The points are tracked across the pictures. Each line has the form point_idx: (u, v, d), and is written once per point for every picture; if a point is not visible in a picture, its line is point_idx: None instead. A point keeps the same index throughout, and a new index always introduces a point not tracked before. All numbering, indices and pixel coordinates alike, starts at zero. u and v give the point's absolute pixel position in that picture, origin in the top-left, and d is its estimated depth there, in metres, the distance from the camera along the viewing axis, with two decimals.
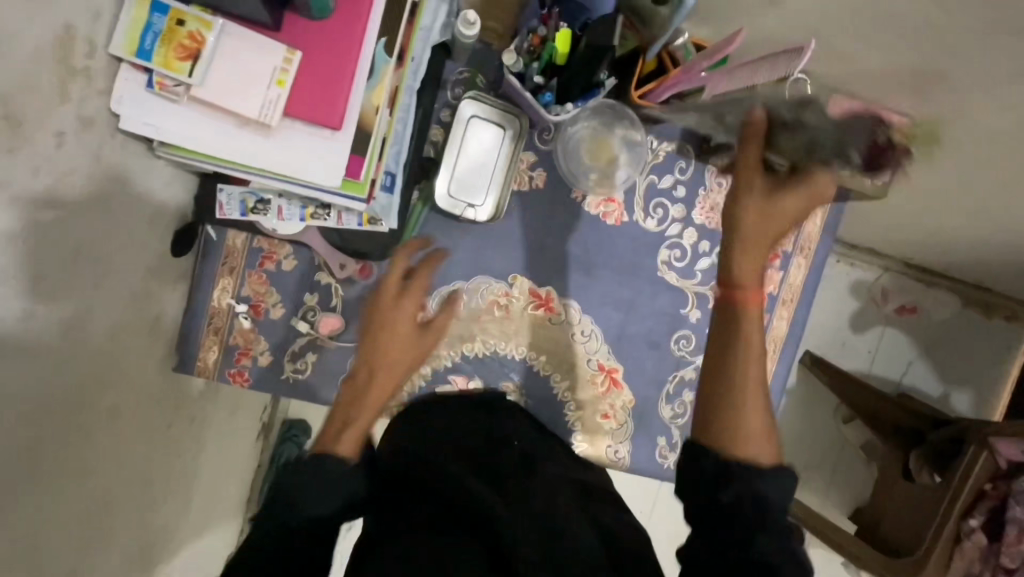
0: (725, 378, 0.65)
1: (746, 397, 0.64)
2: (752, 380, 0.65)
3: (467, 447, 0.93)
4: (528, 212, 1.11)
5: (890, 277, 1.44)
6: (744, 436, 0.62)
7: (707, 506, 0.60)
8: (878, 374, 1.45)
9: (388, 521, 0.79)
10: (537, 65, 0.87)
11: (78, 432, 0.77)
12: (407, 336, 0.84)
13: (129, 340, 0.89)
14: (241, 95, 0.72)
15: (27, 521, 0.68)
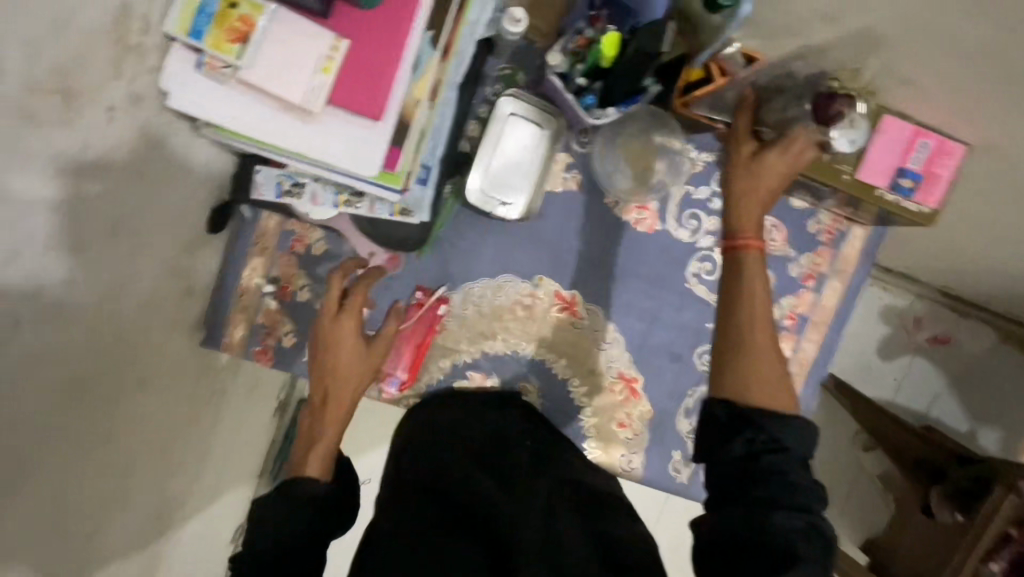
0: (733, 333, 0.74)
1: (754, 343, 0.72)
2: (753, 317, 0.74)
3: (468, 442, 0.94)
4: (559, 213, 1.10)
5: (924, 305, 1.38)
6: (759, 378, 0.70)
7: (724, 459, 0.66)
8: (902, 404, 1.40)
9: (391, 520, 0.80)
10: (582, 66, 0.85)
11: (103, 399, 0.79)
12: (351, 352, 0.94)
13: (161, 313, 0.91)
14: (286, 79, 0.72)
15: (50, 482, 0.71)
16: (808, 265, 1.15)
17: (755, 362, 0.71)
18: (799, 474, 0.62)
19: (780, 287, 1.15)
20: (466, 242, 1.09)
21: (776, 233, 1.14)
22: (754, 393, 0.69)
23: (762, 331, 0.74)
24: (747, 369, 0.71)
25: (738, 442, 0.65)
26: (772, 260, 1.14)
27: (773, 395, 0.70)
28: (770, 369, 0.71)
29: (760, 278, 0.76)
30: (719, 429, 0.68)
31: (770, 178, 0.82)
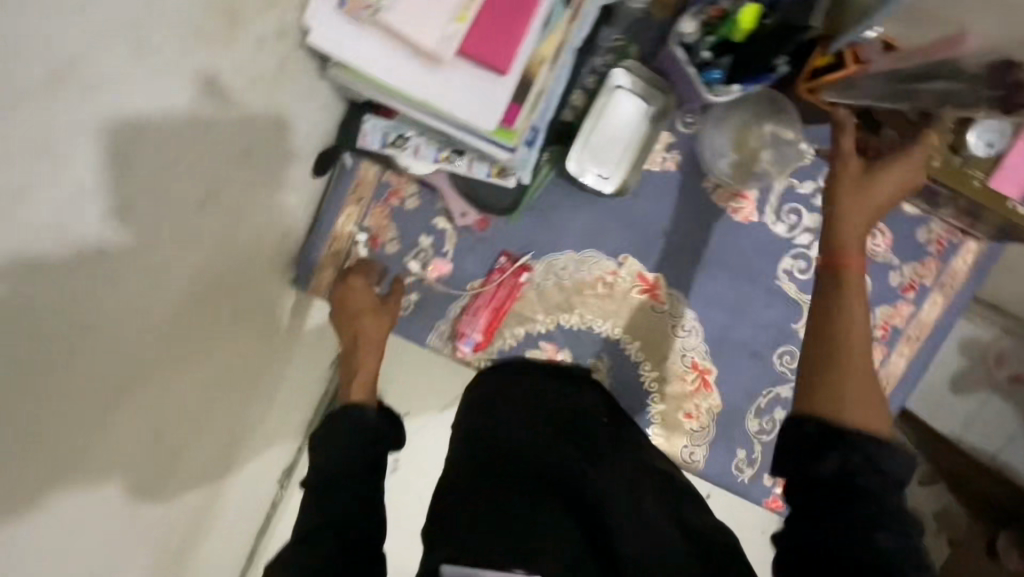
0: (834, 352, 0.67)
1: (854, 373, 0.66)
2: (858, 336, 0.68)
3: (542, 408, 0.93)
4: (652, 193, 1.08)
5: (1011, 341, 1.31)
6: (853, 397, 0.64)
7: (811, 478, 0.60)
8: (971, 441, 1.34)
9: (473, 475, 0.82)
10: (711, 39, 0.85)
11: (213, 322, 0.86)
12: (366, 307, 1.05)
13: (264, 246, 0.96)
14: (424, 24, 0.73)
15: (164, 389, 0.77)
16: (911, 275, 1.08)
17: (851, 380, 0.65)
18: (895, 496, 0.57)
19: (876, 295, 1.09)
20: (556, 214, 1.09)
21: (881, 238, 1.08)
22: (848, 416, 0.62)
23: (861, 348, 0.67)
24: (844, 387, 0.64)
25: (831, 461, 0.59)
26: (872, 266, 1.09)
27: (874, 414, 0.63)
28: (867, 390, 0.64)
29: (859, 296, 0.70)
30: (811, 441, 0.62)
31: (886, 191, 0.77)
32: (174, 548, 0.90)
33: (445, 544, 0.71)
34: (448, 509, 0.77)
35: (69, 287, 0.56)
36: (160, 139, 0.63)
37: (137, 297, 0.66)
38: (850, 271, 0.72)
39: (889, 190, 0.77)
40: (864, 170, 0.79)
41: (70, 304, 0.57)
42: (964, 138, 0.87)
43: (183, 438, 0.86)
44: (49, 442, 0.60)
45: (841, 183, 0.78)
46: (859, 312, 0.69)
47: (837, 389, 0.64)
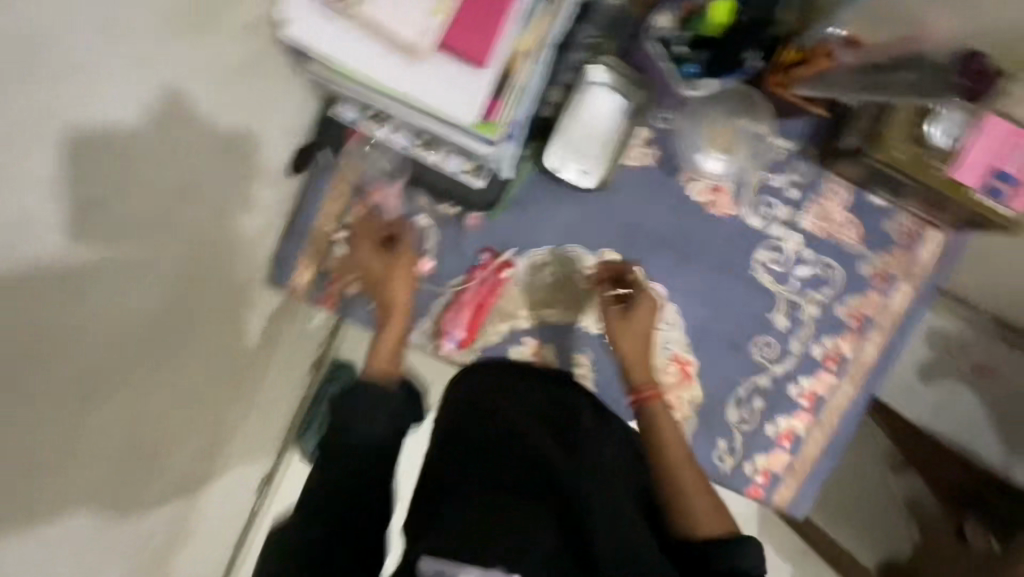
0: (668, 480, 0.87)
1: (684, 483, 0.86)
2: (676, 454, 0.90)
3: (526, 402, 0.91)
4: (631, 189, 1.10)
5: (975, 332, 1.38)
6: (694, 509, 0.82)
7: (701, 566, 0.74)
8: (944, 429, 1.40)
9: (455, 467, 0.82)
10: (687, 34, 0.88)
11: (191, 322, 0.84)
12: (382, 273, 1.00)
13: (241, 245, 0.94)
14: (403, 19, 0.75)
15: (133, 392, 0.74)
16: (881, 265, 1.12)
17: (693, 496, 0.84)
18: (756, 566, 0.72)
19: (848, 285, 1.13)
20: (538, 209, 1.10)
21: (851, 230, 1.11)
22: (702, 525, 0.80)
23: (680, 466, 0.88)
24: (687, 501, 0.83)
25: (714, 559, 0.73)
26: (845, 256, 1.12)
27: (718, 514, 0.82)
28: (704, 501, 0.83)
29: (671, 426, 0.93)
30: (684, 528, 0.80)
31: (645, 316, 0.99)
32: (150, 560, 0.87)
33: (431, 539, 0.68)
34: (432, 509, 0.76)
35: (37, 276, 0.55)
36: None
37: (110, 290, 0.65)
38: (659, 403, 0.96)
39: (646, 319, 0.99)
40: (626, 312, 1.00)
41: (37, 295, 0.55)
42: (925, 130, 0.91)
43: (163, 446, 0.84)
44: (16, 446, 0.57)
45: (616, 334, 0.99)
46: (676, 443, 0.91)
47: (683, 505, 0.83)
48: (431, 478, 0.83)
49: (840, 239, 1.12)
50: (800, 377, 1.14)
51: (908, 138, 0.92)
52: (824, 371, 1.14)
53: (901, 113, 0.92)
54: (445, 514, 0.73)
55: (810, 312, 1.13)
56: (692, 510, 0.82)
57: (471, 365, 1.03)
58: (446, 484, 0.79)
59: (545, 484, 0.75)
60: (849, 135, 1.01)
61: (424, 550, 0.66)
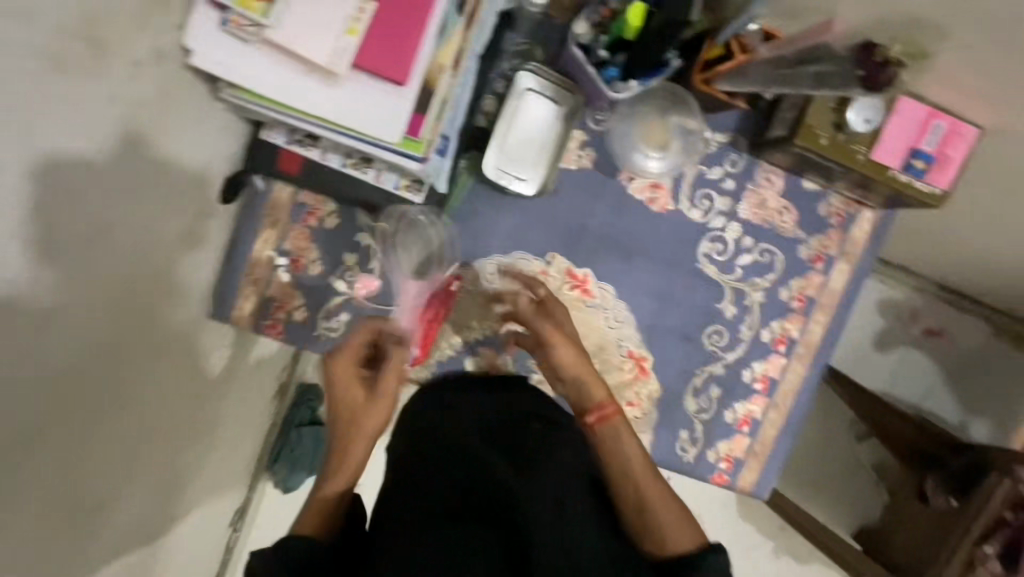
0: (632, 495, 0.81)
1: (648, 495, 0.81)
2: (636, 465, 0.84)
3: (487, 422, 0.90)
4: (573, 191, 1.10)
5: (921, 299, 1.43)
6: (662, 521, 0.78)
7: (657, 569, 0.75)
8: (898, 394, 1.46)
9: (410, 485, 0.82)
10: (605, 38, 0.89)
11: (123, 366, 0.81)
12: (358, 405, 0.84)
13: (174, 282, 0.90)
14: (313, 41, 0.72)
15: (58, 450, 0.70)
16: (818, 247, 1.15)
17: (657, 511, 0.79)
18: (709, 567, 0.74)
19: (790, 268, 1.16)
20: (482, 218, 1.10)
21: (788, 215, 1.14)
22: (669, 539, 0.76)
23: (643, 475, 0.83)
24: (647, 515, 0.79)
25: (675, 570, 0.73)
26: (783, 241, 1.15)
27: (684, 523, 0.78)
28: (670, 511, 0.79)
29: (631, 440, 0.86)
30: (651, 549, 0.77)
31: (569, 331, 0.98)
32: None
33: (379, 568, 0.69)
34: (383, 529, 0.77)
35: None
36: (38, 185, 0.59)
37: (20, 355, 0.61)
38: (618, 417, 0.89)
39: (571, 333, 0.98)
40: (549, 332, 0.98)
41: None
42: (845, 116, 0.93)
43: (107, 494, 0.82)
44: None
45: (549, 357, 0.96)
46: (638, 457, 0.85)
47: (647, 523, 0.78)
48: (404, 488, 0.82)
49: (777, 225, 1.14)
50: (751, 361, 1.17)
51: (831, 124, 0.95)
52: (775, 354, 1.17)
53: (818, 100, 0.94)
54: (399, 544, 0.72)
55: (756, 298, 1.16)
56: (653, 526, 0.78)
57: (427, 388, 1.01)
58: (408, 506, 0.79)
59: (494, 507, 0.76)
60: (776, 124, 1.04)
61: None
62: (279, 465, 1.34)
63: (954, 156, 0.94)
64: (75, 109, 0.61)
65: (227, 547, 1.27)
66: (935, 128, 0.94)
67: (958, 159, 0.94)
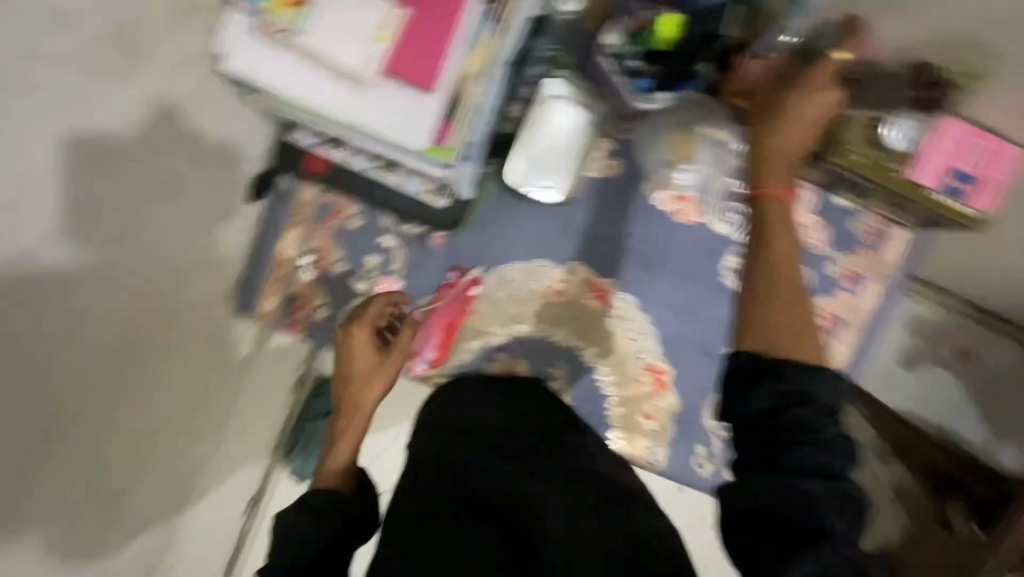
0: (765, 282, 0.73)
1: (778, 297, 0.71)
2: (787, 254, 0.74)
3: (489, 433, 0.87)
4: (599, 199, 1.10)
5: None
6: (789, 325, 0.69)
7: (743, 412, 0.64)
8: None
9: (422, 479, 0.82)
10: (636, 49, 0.93)
11: (146, 360, 0.82)
12: (370, 368, 0.94)
13: (199, 279, 0.92)
14: (342, 47, 0.75)
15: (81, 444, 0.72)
16: (848, 265, 1.13)
17: (782, 310, 0.70)
18: (824, 427, 0.61)
19: (817, 286, 1.13)
20: (505, 225, 1.09)
21: (817, 231, 1.12)
22: (796, 346, 0.66)
23: (787, 275, 0.73)
24: (774, 322, 0.69)
25: (762, 395, 0.63)
26: (811, 258, 1.13)
27: (810, 341, 0.68)
28: (800, 320, 0.69)
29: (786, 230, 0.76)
30: (741, 379, 0.65)
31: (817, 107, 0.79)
32: None
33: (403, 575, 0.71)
34: (404, 520, 0.78)
35: None
36: None
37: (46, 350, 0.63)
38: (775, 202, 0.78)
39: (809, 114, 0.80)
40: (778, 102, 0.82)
41: None
42: (879, 133, 0.91)
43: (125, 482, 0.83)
44: None
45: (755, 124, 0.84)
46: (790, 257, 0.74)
47: (770, 316, 0.69)
48: (421, 485, 0.82)
49: (806, 241, 1.12)
50: None
51: (869, 139, 0.91)
52: None
53: (857, 118, 0.91)
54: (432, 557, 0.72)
55: None
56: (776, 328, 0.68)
57: (437, 388, 1.00)
58: (426, 509, 0.78)
59: (509, 507, 0.77)
60: None
61: None
62: (293, 458, 1.18)
63: (993, 181, 0.90)
64: (88, 109, 0.66)
65: None
66: (978, 147, 0.90)
67: (995, 184, 0.91)
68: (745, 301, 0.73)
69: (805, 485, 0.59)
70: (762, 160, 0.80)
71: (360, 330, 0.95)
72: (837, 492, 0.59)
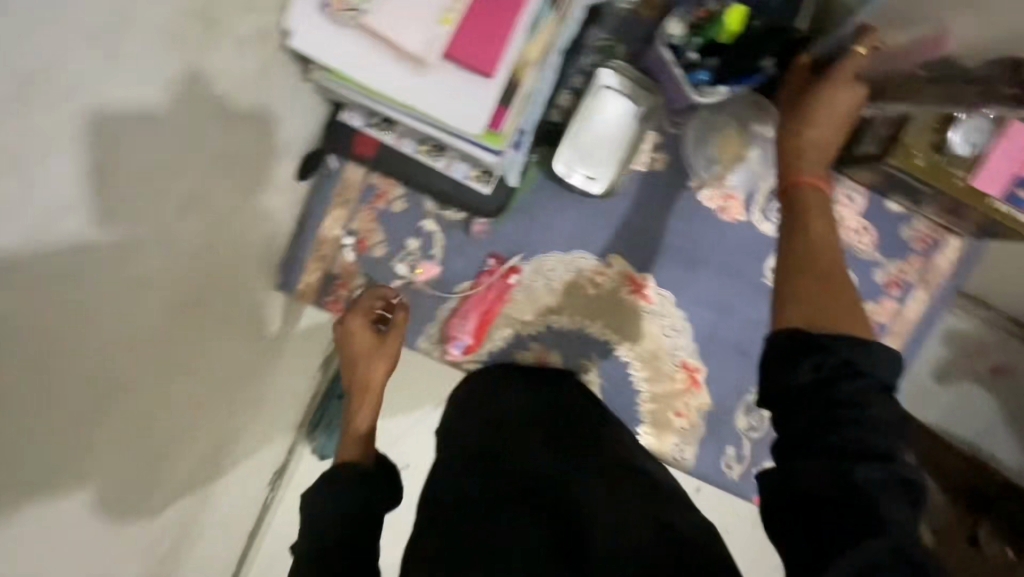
0: (807, 261, 0.68)
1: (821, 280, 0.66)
2: (828, 236, 0.70)
3: (505, 426, 0.89)
4: (644, 193, 1.08)
5: None
6: (832, 304, 0.63)
7: (787, 385, 0.59)
8: None
9: (455, 469, 0.82)
10: (698, 40, 0.90)
11: (200, 327, 0.85)
12: (370, 349, 0.97)
13: (248, 252, 0.94)
14: (408, 29, 0.73)
15: (142, 404, 0.75)
16: (896, 272, 1.10)
17: (825, 290, 0.65)
18: (876, 408, 0.56)
19: (862, 291, 1.10)
20: (547, 214, 1.09)
21: (866, 235, 1.09)
22: (842, 321, 0.61)
23: (829, 257, 0.68)
24: (812, 296, 0.65)
25: (805, 371, 0.59)
26: (859, 263, 1.10)
27: (857, 320, 0.63)
28: (846, 298, 0.64)
29: (825, 216, 0.72)
30: (777, 366, 0.61)
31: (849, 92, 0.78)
32: (163, 559, 0.89)
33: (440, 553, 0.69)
34: (437, 509, 0.77)
35: (63, 288, 0.57)
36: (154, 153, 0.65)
37: (122, 308, 0.66)
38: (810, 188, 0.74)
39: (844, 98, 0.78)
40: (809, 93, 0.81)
41: (60, 309, 0.57)
42: (946, 138, 0.88)
43: (167, 448, 0.84)
44: (33, 458, 0.59)
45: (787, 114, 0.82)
46: (826, 236, 0.71)
47: (810, 295, 0.65)
48: (452, 475, 0.81)
49: (853, 245, 1.10)
50: None
51: (929, 143, 0.89)
52: None
53: (920, 120, 0.88)
54: (472, 535, 0.70)
55: None
56: (815, 303, 0.64)
57: (461, 387, 1.00)
58: (462, 494, 0.77)
59: (546, 492, 0.75)
60: (870, 141, 0.97)
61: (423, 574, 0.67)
62: (317, 434, 1.25)
63: None
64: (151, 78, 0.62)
65: (263, 504, 1.23)
66: None
67: None
68: (784, 281, 0.68)
69: (860, 474, 0.54)
70: (792, 147, 0.78)
71: (355, 314, 0.99)
72: (894, 478, 0.54)
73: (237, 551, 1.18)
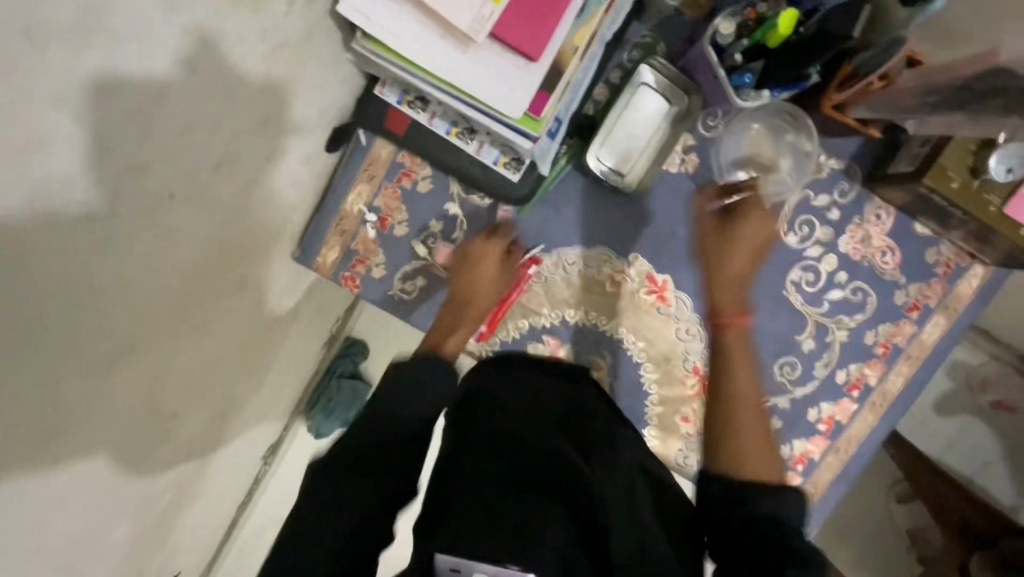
0: (724, 409, 0.69)
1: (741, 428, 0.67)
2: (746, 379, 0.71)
3: (525, 415, 0.85)
4: (672, 193, 1.08)
5: None
6: (748, 453, 0.65)
7: (725, 526, 0.60)
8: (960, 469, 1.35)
9: (464, 453, 0.79)
10: (745, 42, 0.90)
11: (220, 286, 0.84)
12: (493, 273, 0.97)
13: (274, 217, 0.94)
14: (457, 6, 0.72)
15: (159, 357, 0.75)
16: (917, 295, 1.09)
17: (744, 438, 0.67)
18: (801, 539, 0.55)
19: (880, 311, 1.09)
20: (572, 207, 1.09)
21: (891, 255, 1.09)
22: (754, 473, 0.63)
23: (749, 402, 0.70)
24: (735, 448, 0.66)
25: (739, 512, 0.60)
26: (881, 283, 1.09)
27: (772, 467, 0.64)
28: (761, 445, 0.66)
29: (744, 355, 0.72)
30: (715, 506, 0.63)
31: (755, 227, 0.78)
32: (157, 517, 0.88)
33: (445, 535, 0.64)
34: (439, 499, 0.74)
35: (99, 231, 0.57)
36: (195, 105, 0.65)
37: (150, 257, 0.66)
38: (733, 329, 0.73)
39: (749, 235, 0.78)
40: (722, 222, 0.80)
41: (93, 250, 0.57)
42: (985, 162, 0.86)
43: (177, 406, 0.83)
44: (51, 398, 0.59)
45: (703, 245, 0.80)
46: (748, 378, 0.71)
47: (731, 447, 0.66)
48: (454, 468, 0.78)
49: (876, 264, 1.09)
50: (820, 401, 1.10)
51: (966, 165, 0.88)
52: (846, 398, 1.10)
53: (956, 141, 0.87)
54: (483, 521, 0.65)
55: (838, 336, 1.10)
56: (740, 454, 0.65)
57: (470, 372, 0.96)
58: (474, 478, 0.74)
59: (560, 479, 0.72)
60: (905, 160, 0.98)
61: (434, 548, 0.62)
62: (314, 412, 1.25)
63: None
64: (207, 31, 0.63)
65: (255, 477, 1.22)
66: None
67: None
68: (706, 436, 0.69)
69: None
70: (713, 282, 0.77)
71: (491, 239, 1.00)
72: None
73: (225, 524, 1.16)
